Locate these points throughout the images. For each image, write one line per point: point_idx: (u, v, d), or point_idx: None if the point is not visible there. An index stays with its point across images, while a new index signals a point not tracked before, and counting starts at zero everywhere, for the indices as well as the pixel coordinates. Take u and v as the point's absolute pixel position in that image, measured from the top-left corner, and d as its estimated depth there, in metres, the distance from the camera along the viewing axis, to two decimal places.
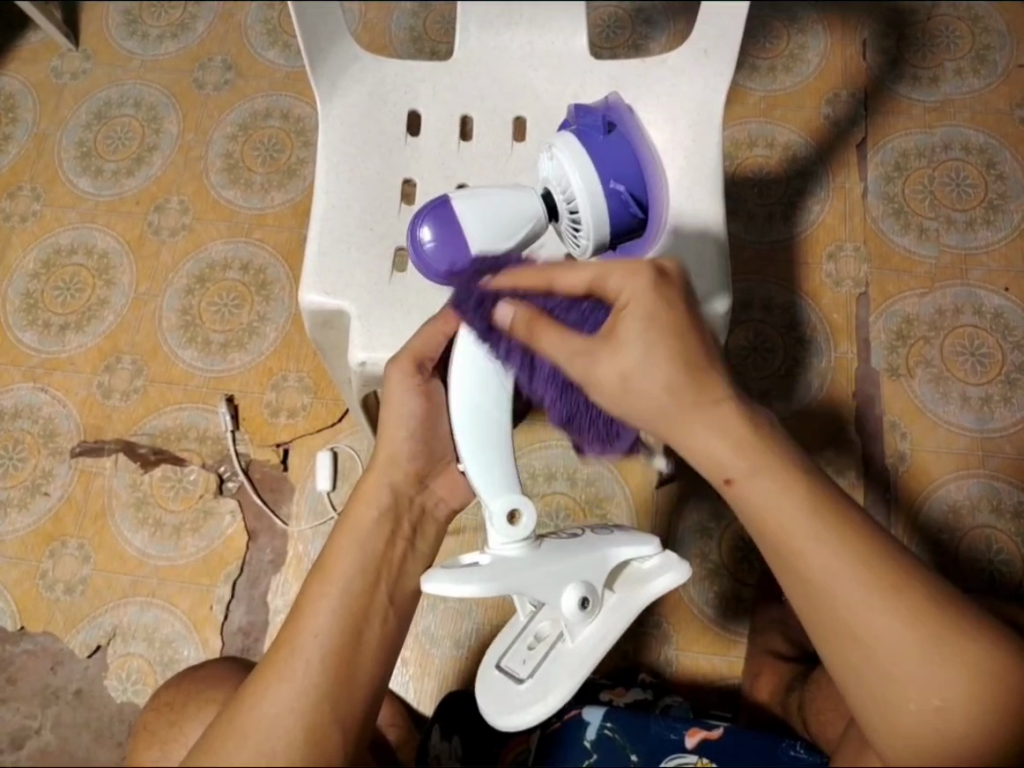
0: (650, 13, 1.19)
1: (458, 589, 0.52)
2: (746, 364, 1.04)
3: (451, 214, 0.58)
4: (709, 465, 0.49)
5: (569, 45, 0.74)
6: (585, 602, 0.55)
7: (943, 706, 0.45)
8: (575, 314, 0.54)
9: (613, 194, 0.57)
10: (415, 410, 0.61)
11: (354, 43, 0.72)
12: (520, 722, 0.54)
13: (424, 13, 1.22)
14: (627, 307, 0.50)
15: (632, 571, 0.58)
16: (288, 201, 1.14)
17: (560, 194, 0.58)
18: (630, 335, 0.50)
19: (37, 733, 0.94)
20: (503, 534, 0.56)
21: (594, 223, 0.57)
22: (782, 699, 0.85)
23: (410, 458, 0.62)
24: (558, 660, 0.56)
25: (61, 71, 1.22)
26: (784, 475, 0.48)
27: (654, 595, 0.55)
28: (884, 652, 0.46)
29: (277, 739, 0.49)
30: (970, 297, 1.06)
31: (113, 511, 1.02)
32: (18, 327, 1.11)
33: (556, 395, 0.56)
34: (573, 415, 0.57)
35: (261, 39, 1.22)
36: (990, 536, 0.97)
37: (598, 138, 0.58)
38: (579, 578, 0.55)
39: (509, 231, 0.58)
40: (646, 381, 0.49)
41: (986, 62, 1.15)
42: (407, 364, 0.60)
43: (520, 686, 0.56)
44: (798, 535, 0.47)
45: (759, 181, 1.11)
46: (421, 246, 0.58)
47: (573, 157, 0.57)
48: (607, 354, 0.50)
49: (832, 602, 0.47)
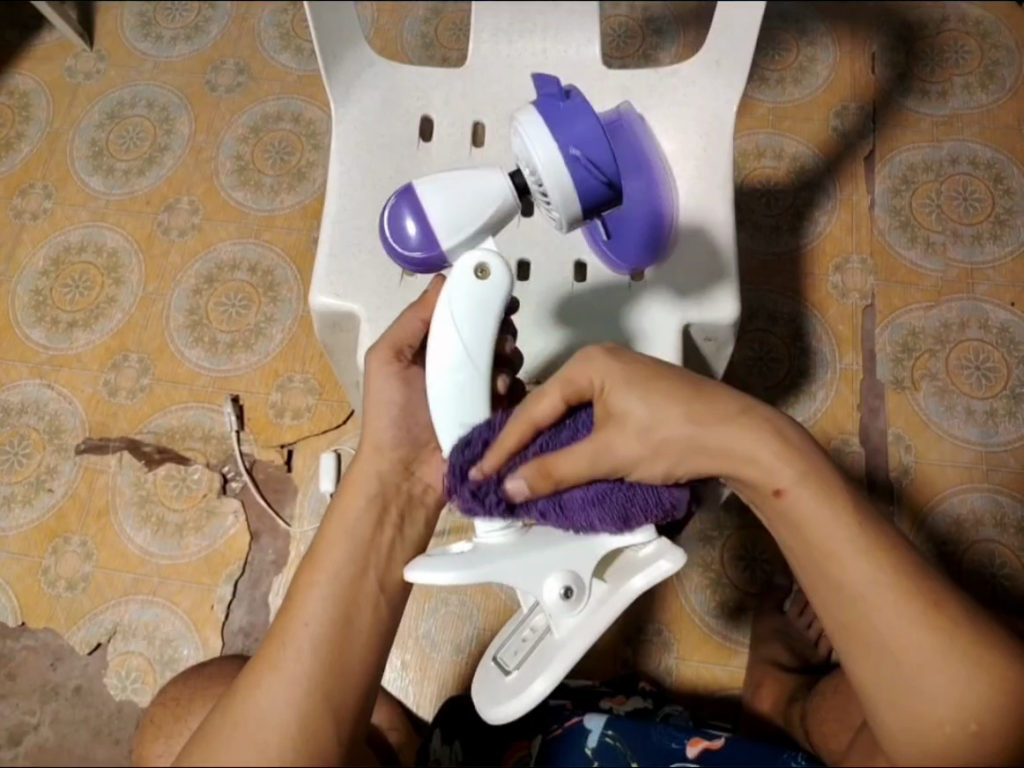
0: (661, 24, 1.20)
1: (435, 577, 0.52)
2: (751, 375, 1.04)
3: (422, 206, 0.58)
4: (755, 479, 0.51)
5: (582, 53, 0.74)
6: (568, 592, 0.53)
7: (979, 729, 0.46)
8: (566, 431, 0.56)
9: (574, 162, 0.55)
10: (395, 398, 0.61)
11: (368, 47, 0.73)
12: (501, 713, 0.53)
13: (436, 20, 1.23)
14: (605, 388, 0.54)
15: (624, 560, 0.54)
16: (298, 204, 1.15)
17: (528, 172, 0.57)
18: (625, 400, 0.53)
19: (35, 729, 0.94)
20: (486, 522, 0.56)
21: (559, 195, 0.56)
22: (784, 709, 0.85)
23: (394, 447, 0.61)
24: (542, 652, 0.55)
25: (75, 71, 1.23)
26: (828, 490, 0.49)
27: (637, 588, 0.51)
28: (915, 666, 0.47)
29: (270, 731, 0.49)
30: (976, 311, 1.06)
31: (116, 508, 1.02)
32: (26, 323, 1.11)
33: (596, 511, 0.54)
34: (626, 511, 0.54)
35: (273, 42, 1.23)
36: (993, 551, 0.97)
37: (557, 104, 0.56)
38: (562, 565, 0.53)
39: (475, 215, 0.58)
40: (663, 429, 0.52)
41: (994, 77, 1.16)
42: (384, 352, 0.61)
43: (506, 678, 0.56)
44: (840, 544, 0.48)
45: (767, 193, 1.12)
46: (404, 234, 0.59)
47: (532, 129, 0.55)
48: (615, 430, 0.53)
49: (867, 609, 0.47)
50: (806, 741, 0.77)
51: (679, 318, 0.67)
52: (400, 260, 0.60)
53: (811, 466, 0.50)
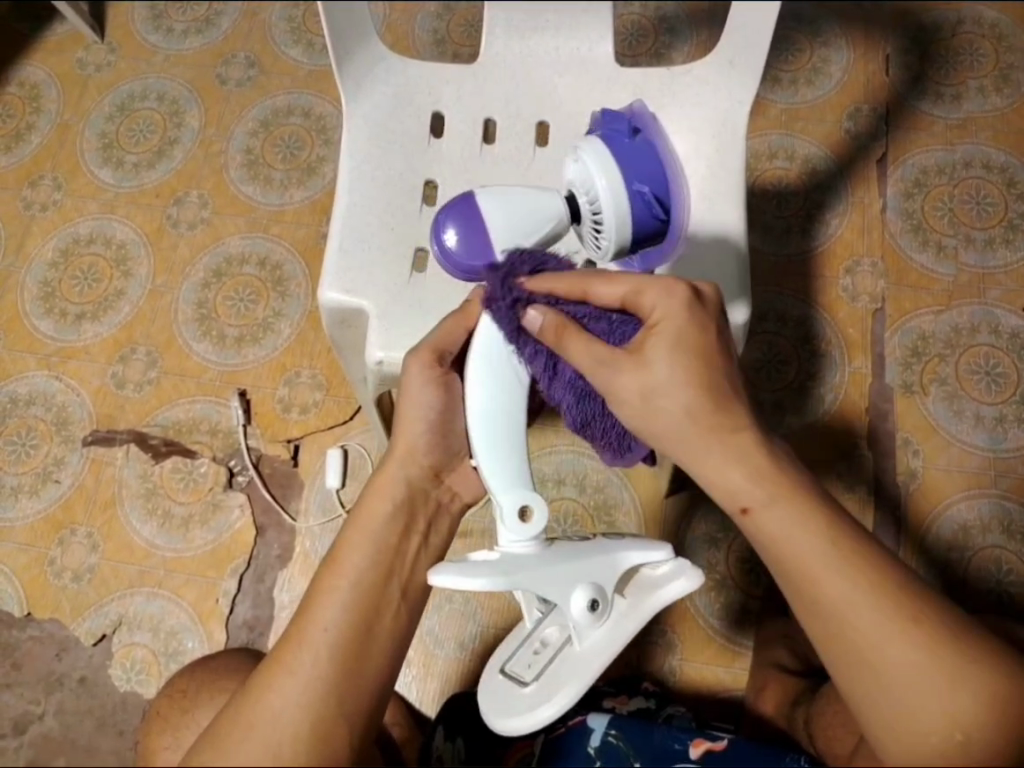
0: (673, 23, 1.19)
1: (465, 583, 0.52)
2: (759, 376, 1.04)
3: (476, 214, 0.59)
4: (724, 494, 0.51)
5: (595, 51, 0.74)
6: (594, 605, 0.53)
7: (965, 739, 0.47)
8: (603, 324, 0.55)
9: (637, 196, 0.58)
10: (433, 402, 0.60)
11: (380, 43, 0.72)
12: (524, 726, 0.53)
13: (448, 16, 1.23)
14: (657, 325, 0.52)
15: (643, 578, 0.56)
16: (307, 199, 1.14)
17: (584, 198, 0.60)
18: (657, 355, 0.51)
19: (40, 719, 0.95)
20: (513, 532, 0.56)
21: (617, 223, 0.58)
22: (786, 712, 0.84)
23: (426, 452, 0.61)
24: (562, 665, 0.55)
25: (86, 63, 1.23)
26: (799, 505, 0.49)
27: (667, 600, 0.54)
28: (899, 685, 0.47)
29: (283, 733, 0.49)
30: (987, 316, 1.06)
31: (122, 501, 1.03)
32: (35, 315, 1.11)
33: (572, 400, 0.57)
34: (587, 421, 0.58)
35: (285, 36, 1.22)
36: (999, 557, 0.96)
37: (624, 141, 0.59)
38: (589, 579, 0.54)
39: (532, 230, 0.59)
40: (664, 400, 0.51)
41: (1009, 81, 1.15)
42: (426, 356, 0.59)
43: (523, 690, 0.55)
44: (816, 567, 0.48)
45: (777, 194, 1.11)
46: (445, 245, 0.59)
47: (601, 161, 0.59)
48: (631, 367, 0.52)
49: (846, 631, 0.48)
50: (808, 745, 0.77)
51: None
52: (447, 270, 0.61)
53: (780, 486, 0.50)
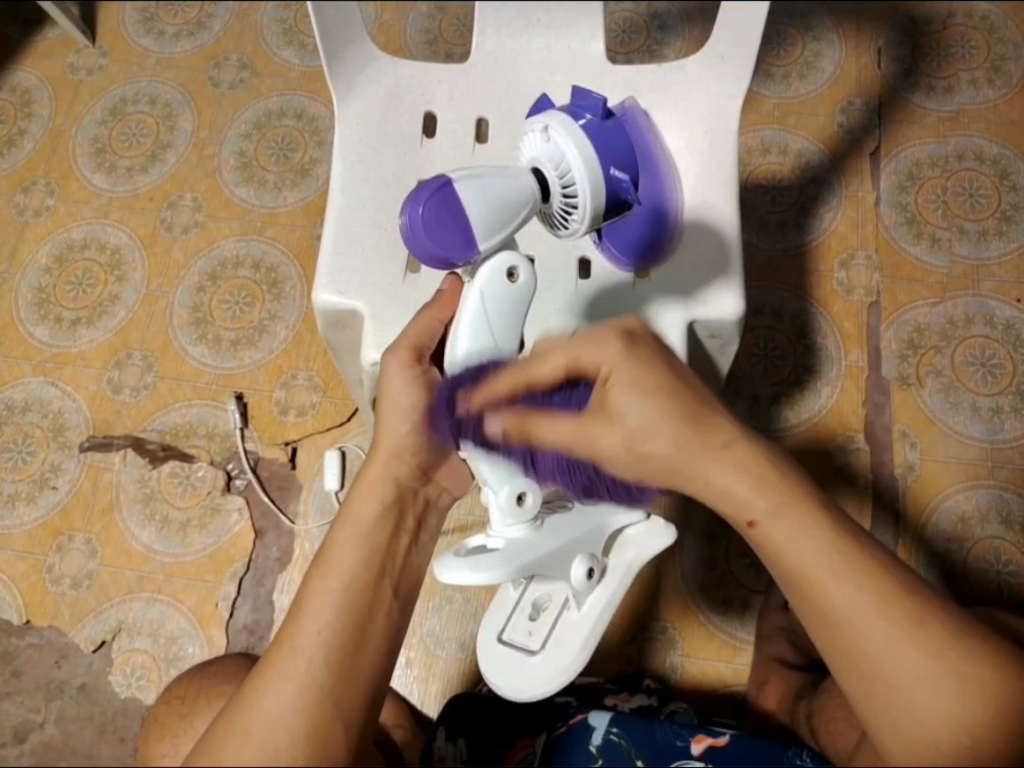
0: (665, 19, 1.19)
1: (471, 577, 0.55)
2: (756, 370, 1.04)
3: (454, 200, 0.55)
4: (732, 507, 0.50)
5: (586, 49, 0.74)
6: (589, 574, 0.61)
7: (973, 745, 0.47)
8: (558, 398, 0.53)
9: (612, 179, 0.58)
10: (415, 402, 0.58)
11: (371, 43, 0.72)
12: (544, 690, 0.61)
13: (440, 15, 1.23)
14: (609, 378, 0.51)
15: (621, 538, 0.63)
16: (301, 200, 1.14)
17: (552, 173, 0.58)
18: (624, 402, 0.50)
19: (41, 726, 0.94)
20: (508, 516, 0.58)
21: (592, 203, 0.57)
22: (790, 709, 0.85)
23: (414, 451, 0.60)
24: (564, 629, 0.63)
25: (78, 67, 1.22)
26: (804, 514, 0.49)
27: (647, 557, 0.63)
28: (904, 686, 0.47)
29: (281, 737, 0.49)
30: (982, 308, 1.06)
31: (121, 506, 1.02)
32: (30, 322, 1.11)
33: (565, 476, 0.55)
34: (589, 485, 0.56)
35: (276, 38, 1.22)
36: (998, 548, 0.96)
37: (593, 120, 0.59)
38: (584, 552, 0.60)
39: (507, 217, 0.57)
40: (651, 442, 0.50)
41: (1000, 72, 1.16)
42: (405, 355, 0.59)
43: (533, 658, 0.63)
44: (819, 570, 0.48)
45: (771, 188, 1.11)
46: (414, 221, 0.55)
47: (573, 137, 0.57)
48: (604, 426, 0.51)
49: (852, 633, 0.48)
50: (811, 740, 0.77)
51: (683, 314, 0.67)
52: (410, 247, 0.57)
53: (788, 496, 0.49)
